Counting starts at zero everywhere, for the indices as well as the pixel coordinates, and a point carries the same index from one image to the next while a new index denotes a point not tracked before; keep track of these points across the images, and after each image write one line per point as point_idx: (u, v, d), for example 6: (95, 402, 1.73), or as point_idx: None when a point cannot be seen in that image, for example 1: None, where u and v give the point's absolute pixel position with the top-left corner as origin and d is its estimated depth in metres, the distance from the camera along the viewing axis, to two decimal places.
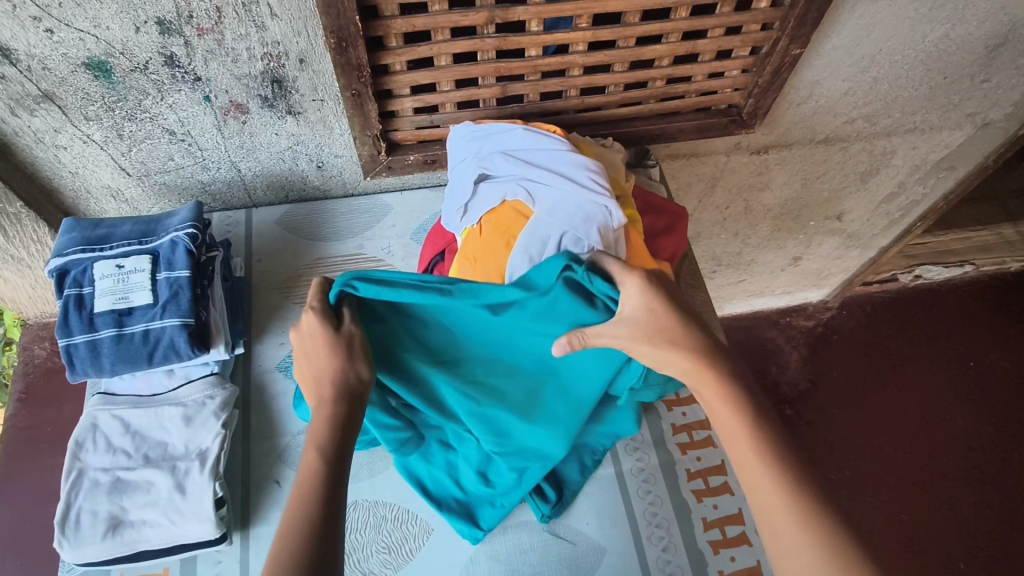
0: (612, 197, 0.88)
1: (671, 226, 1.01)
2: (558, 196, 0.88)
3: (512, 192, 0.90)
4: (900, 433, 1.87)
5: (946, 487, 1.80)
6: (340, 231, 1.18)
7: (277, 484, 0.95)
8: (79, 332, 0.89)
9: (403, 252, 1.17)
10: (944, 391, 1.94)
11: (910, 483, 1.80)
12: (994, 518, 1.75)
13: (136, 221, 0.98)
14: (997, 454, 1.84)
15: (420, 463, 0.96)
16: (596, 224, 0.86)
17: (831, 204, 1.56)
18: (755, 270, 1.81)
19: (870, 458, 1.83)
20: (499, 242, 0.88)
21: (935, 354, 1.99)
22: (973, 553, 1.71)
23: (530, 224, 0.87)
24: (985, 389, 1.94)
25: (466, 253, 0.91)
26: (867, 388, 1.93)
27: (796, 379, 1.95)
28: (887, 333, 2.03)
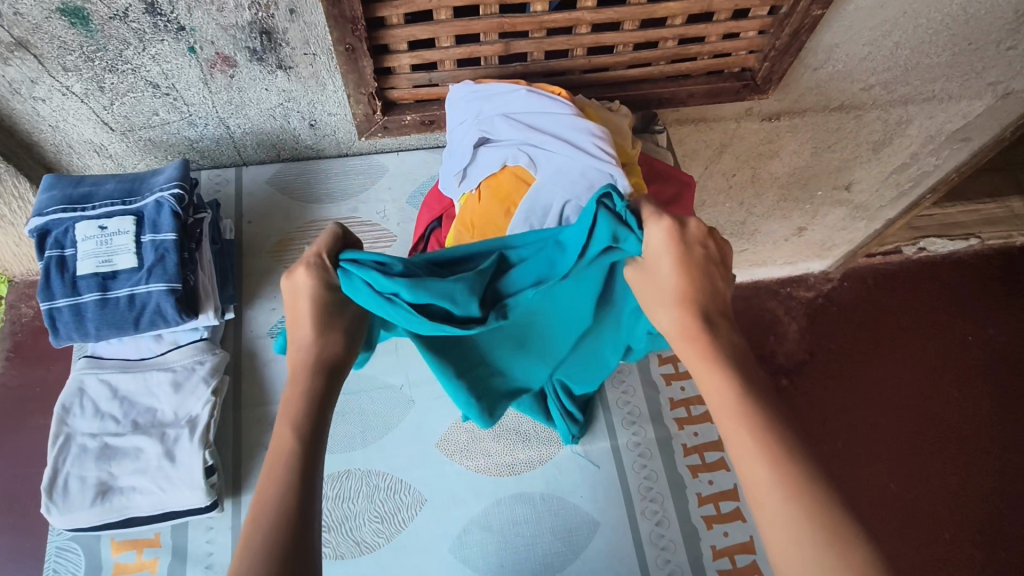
0: (618, 165, 0.83)
1: (677, 196, 0.97)
2: (561, 163, 0.84)
3: (513, 158, 0.87)
4: (895, 405, 1.87)
5: (936, 459, 1.80)
6: (332, 193, 1.14)
7: (269, 451, 0.94)
8: (62, 295, 0.86)
9: (399, 216, 1.13)
10: (941, 364, 1.93)
11: (901, 453, 1.81)
12: (984, 493, 1.76)
13: (119, 179, 0.94)
14: (990, 428, 1.85)
15: None
16: (600, 193, 0.83)
17: (841, 173, 1.52)
18: (759, 239, 1.77)
19: (863, 429, 1.83)
20: (499, 210, 0.85)
21: (934, 327, 1.98)
22: (957, 522, 1.73)
23: (533, 193, 0.84)
24: (983, 364, 1.93)
25: (464, 220, 0.88)
26: (865, 360, 1.92)
27: (794, 350, 1.94)
28: (886, 304, 2.01)
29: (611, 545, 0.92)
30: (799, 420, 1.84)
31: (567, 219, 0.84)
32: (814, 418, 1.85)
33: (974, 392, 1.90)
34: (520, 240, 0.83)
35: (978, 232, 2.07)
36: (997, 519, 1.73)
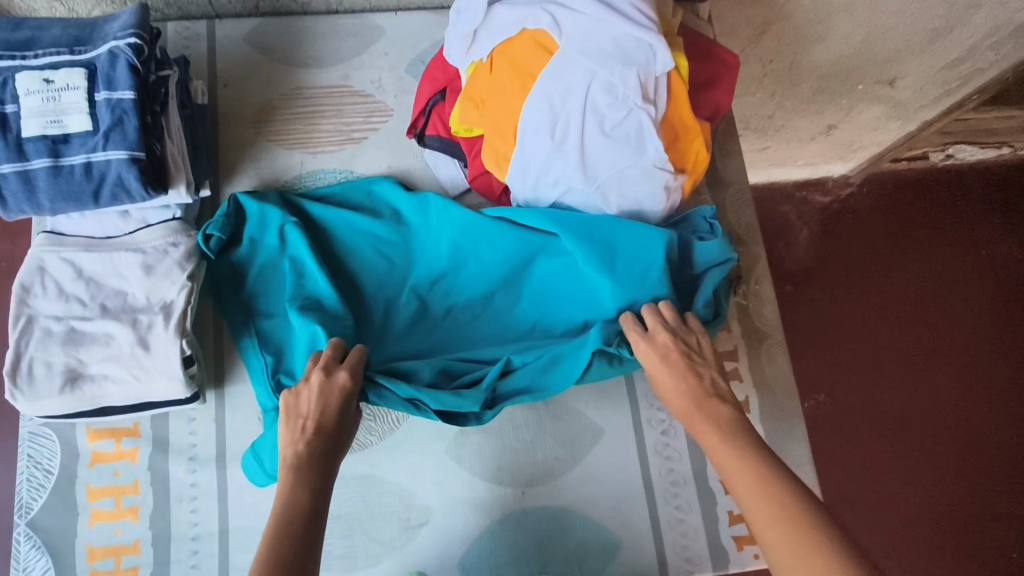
0: (660, 33, 0.70)
1: (715, 79, 0.84)
2: (590, 27, 0.72)
3: (533, 20, 0.73)
4: (899, 319, 1.72)
5: (938, 378, 1.67)
6: (319, 53, 0.99)
7: None
8: (5, 159, 0.74)
9: (396, 88, 0.99)
10: (955, 278, 1.76)
11: (903, 370, 1.67)
12: (988, 416, 1.64)
13: (67, 25, 0.81)
14: (1001, 348, 1.70)
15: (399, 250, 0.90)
16: (634, 67, 0.72)
17: (888, 65, 1.36)
18: (783, 136, 1.63)
19: (863, 342, 1.69)
20: (513, 85, 0.76)
21: (954, 240, 1.81)
22: (949, 443, 1.61)
23: (553, 65, 0.74)
24: (1001, 281, 1.78)
25: (473, 90, 0.81)
26: (877, 270, 1.75)
27: (801, 259, 1.75)
28: (907, 211, 1.82)
29: (612, 453, 0.89)
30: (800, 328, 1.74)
31: (593, 97, 0.74)
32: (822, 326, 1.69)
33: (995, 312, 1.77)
34: (536, 118, 0.76)
35: (1012, 140, 1.82)
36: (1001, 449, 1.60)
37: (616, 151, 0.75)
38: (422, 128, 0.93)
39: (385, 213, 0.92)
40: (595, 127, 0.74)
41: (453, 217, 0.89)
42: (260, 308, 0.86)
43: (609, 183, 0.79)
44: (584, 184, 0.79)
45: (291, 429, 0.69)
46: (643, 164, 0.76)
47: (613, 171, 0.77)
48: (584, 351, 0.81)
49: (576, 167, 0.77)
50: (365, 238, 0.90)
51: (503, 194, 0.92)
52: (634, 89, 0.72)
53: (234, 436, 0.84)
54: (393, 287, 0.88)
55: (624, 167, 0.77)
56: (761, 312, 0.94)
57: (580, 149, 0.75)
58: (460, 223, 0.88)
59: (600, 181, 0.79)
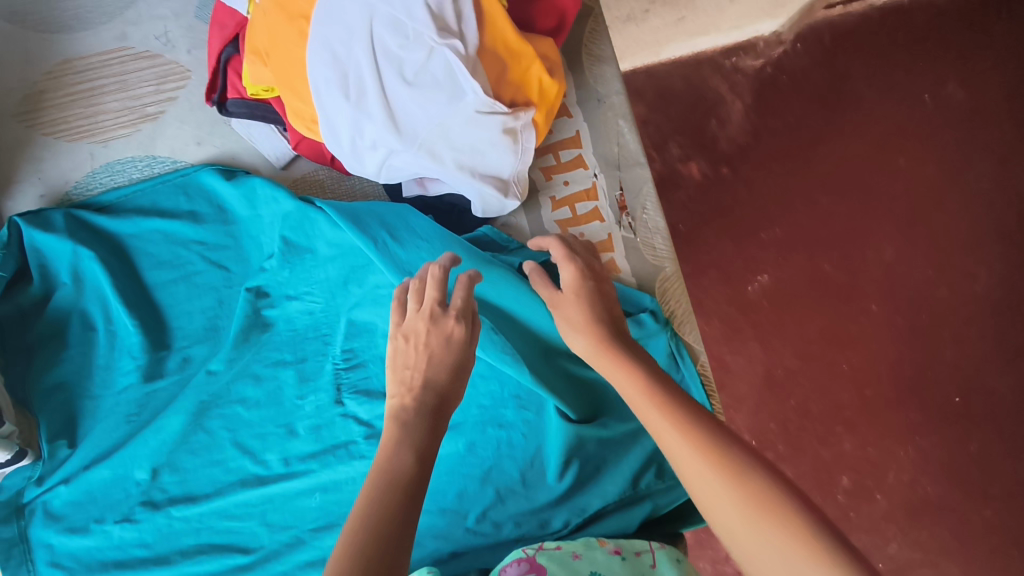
0: None
1: None
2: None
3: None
4: (895, 241, 1.51)
5: (905, 328, 1.47)
6: (88, 14, 0.81)
7: (74, 383, 0.77)
8: None
9: (188, 41, 0.82)
10: (902, 211, 1.52)
11: (859, 312, 1.47)
12: (926, 333, 1.47)
13: None
14: (930, 255, 1.50)
15: (227, 252, 0.80)
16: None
17: None
18: None
19: (799, 248, 1.50)
20: (289, 33, 0.67)
21: (879, 128, 1.54)
22: (923, 395, 1.44)
23: (329, 9, 0.65)
24: (937, 178, 1.53)
25: (258, 44, 0.70)
26: (801, 184, 1.52)
27: (736, 134, 1.53)
28: (784, 101, 1.54)
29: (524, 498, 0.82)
30: (699, 235, 1.51)
31: (381, 43, 0.65)
32: (730, 221, 1.51)
33: (931, 160, 1.54)
34: (323, 76, 0.66)
35: None
36: (1003, 335, 1.46)
37: (426, 99, 0.66)
38: (221, 93, 0.78)
39: (206, 212, 0.80)
40: (393, 74, 0.66)
41: (280, 214, 0.79)
42: (80, 351, 0.77)
43: (433, 137, 0.69)
44: (401, 146, 0.69)
45: (400, 379, 0.59)
46: (465, 109, 0.67)
47: (430, 123, 0.68)
48: (479, 488, 0.78)
49: (384, 124, 0.67)
50: (187, 248, 0.79)
51: (333, 160, 0.79)
52: (424, 24, 0.64)
53: (68, 495, 0.75)
54: (222, 302, 0.79)
55: (443, 116, 0.67)
56: (650, 243, 0.84)
57: (380, 101, 0.66)
58: (287, 222, 0.79)
59: (421, 137, 0.68)
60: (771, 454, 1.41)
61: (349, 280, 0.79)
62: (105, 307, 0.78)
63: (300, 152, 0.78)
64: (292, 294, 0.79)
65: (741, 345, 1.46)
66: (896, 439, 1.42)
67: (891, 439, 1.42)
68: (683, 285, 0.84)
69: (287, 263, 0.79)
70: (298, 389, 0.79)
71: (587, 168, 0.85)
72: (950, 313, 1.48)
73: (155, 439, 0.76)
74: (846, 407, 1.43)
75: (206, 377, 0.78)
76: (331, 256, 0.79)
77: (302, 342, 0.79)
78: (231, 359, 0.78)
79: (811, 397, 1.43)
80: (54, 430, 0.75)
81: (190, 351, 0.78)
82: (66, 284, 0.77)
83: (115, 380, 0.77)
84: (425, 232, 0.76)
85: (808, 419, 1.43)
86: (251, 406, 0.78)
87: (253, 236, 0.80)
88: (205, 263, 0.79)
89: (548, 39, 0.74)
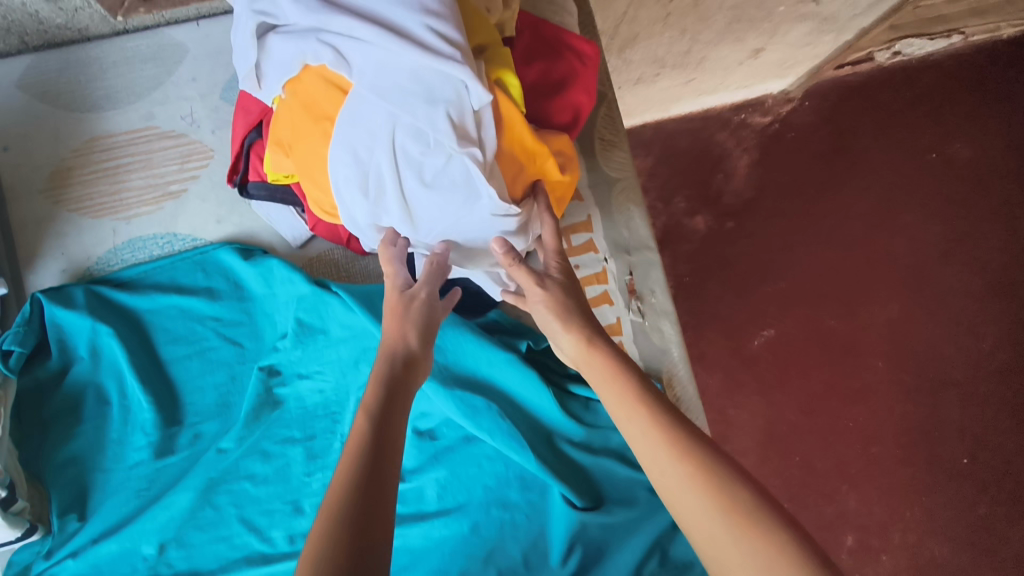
0: (467, 66, 0.58)
1: (566, 79, 0.76)
2: (380, 62, 0.59)
3: (313, 55, 0.60)
4: (905, 298, 1.49)
5: (913, 387, 1.45)
6: (115, 95, 0.84)
7: (86, 457, 0.78)
8: None
9: (212, 121, 0.85)
10: (910, 267, 1.51)
11: (865, 369, 1.46)
12: (934, 392, 1.45)
13: None
14: (939, 312, 1.48)
15: (242, 330, 0.82)
16: (442, 106, 0.59)
17: (736, 33, 1.27)
18: (708, 65, 1.36)
19: (804, 302, 1.50)
20: (311, 133, 0.64)
21: (886, 184, 1.54)
22: (931, 456, 1.42)
23: (348, 108, 0.62)
24: (946, 235, 1.52)
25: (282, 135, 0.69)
26: (806, 240, 1.52)
27: (741, 188, 1.54)
28: (792, 156, 1.55)
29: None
30: (702, 288, 1.50)
31: (401, 147, 0.62)
32: (735, 276, 1.51)
33: (937, 216, 1.52)
34: (342, 173, 0.64)
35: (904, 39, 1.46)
36: (1015, 397, 1.43)
37: (443, 202, 0.65)
38: (243, 174, 0.79)
39: (222, 289, 0.82)
40: (412, 178, 0.64)
41: (296, 295, 0.80)
42: (94, 424, 0.78)
43: (446, 232, 0.69)
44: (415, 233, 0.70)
45: None
46: (478, 215, 0.66)
47: (444, 223, 0.67)
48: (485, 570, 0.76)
49: (400, 218, 0.67)
50: (203, 325, 0.81)
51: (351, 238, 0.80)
52: (443, 138, 0.59)
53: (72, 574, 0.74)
54: (235, 378, 0.81)
55: (457, 217, 0.67)
56: (658, 327, 0.85)
57: (398, 202, 0.65)
58: (301, 304, 0.80)
59: (434, 232, 0.69)
60: None
61: (360, 360, 0.80)
62: (121, 382, 0.79)
63: (317, 232, 0.80)
64: (304, 374, 0.81)
65: (743, 399, 1.45)
66: (902, 500, 1.40)
67: (897, 500, 1.40)
68: (689, 370, 0.85)
69: (301, 343, 0.80)
70: (306, 465, 0.79)
71: (597, 251, 0.86)
72: (961, 373, 1.45)
73: (163, 515, 0.76)
74: (851, 465, 1.42)
75: (216, 455, 0.78)
76: (343, 337, 0.80)
77: (312, 419, 0.80)
78: (243, 437, 0.79)
79: (815, 454, 1.42)
80: (64, 504, 0.76)
81: (202, 427, 0.80)
82: (84, 359, 0.79)
83: (127, 454, 0.78)
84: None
85: (811, 475, 1.41)
86: (260, 481, 0.78)
87: (269, 316, 0.82)
88: (221, 341, 0.81)
89: (564, 135, 0.72)
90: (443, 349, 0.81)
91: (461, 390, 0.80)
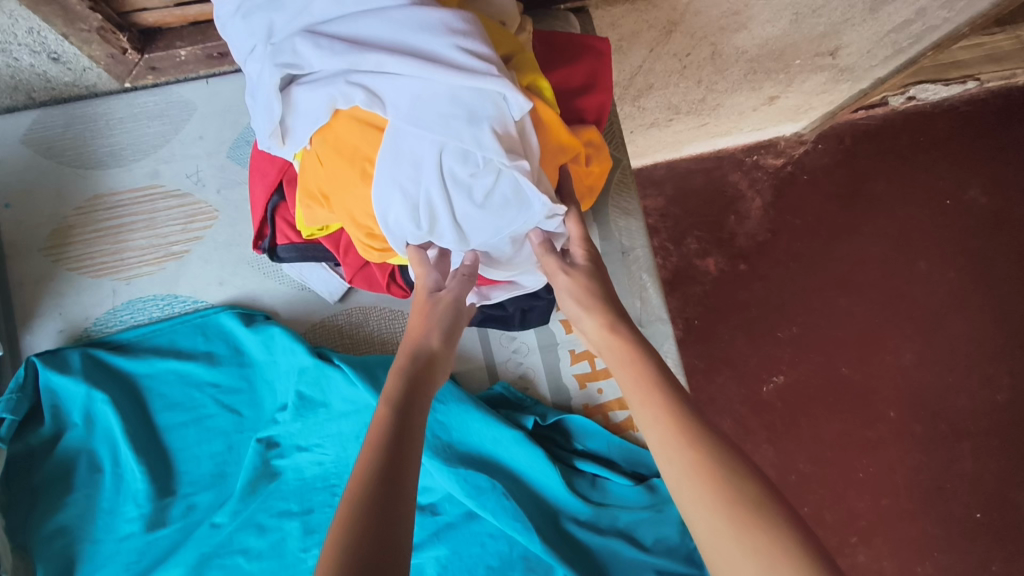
0: (504, 77, 0.55)
1: (591, 78, 0.76)
2: (414, 92, 0.56)
3: (344, 97, 0.57)
4: (920, 346, 1.44)
5: (927, 439, 1.40)
6: (120, 152, 0.83)
7: (74, 527, 0.75)
8: None
9: (218, 180, 0.83)
10: (926, 314, 1.45)
11: (878, 419, 1.41)
12: (947, 444, 1.40)
13: None
14: (956, 361, 1.43)
15: (241, 398, 0.79)
16: (485, 124, 0.56)
17: (752, 80, 1.25)
18: (722, 111, 1.34)
19: (818, 349, 1.43)
20: (350, 175, 0.62)
21: (902, 227, 1.48)
22: (944, 508, 1.38)
23: (390, 142, 0.58)
24: (966, 281, 1.46)
25: (312, 186, 0.68)
26: (821, 285, 1.45)
27: (755, 230, 1.47)
28: (805, 194, 1.49)
29: None
30: (714, 332, 1.43)
31: (449, 172, 0.59)
32: (749, 321, 1.44)
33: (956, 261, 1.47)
34: (392, 210, 0.62)
35: (918, 84, 1.44)
36: None
37: (497, 216, 0.63)
38: (270, 239, 0.78)
39: (222, 355, 0.80)
40: (465, 201, 0.61)
41: (297, 367, 0.78)
42: (85, 492, 0.76)
43: (500, 241, 0.66)
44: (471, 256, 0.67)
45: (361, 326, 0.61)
46: (530, 217, 0.64)
47: (498, 233, 0.65)
48: None
49: (457, 240, 0.65)
50: (201, 392, 0.78)
51: (389, 285, 0.78)
52: (494, 155, 0.57)
53: None
54: (232, 447, 0.78)
55: (512, 227, 0.64)
56: None
57: (454, 228, 0.63)
58: (303, 377, 0.78)
59: (489, 244, 0.66)
60: None
61: (361, 436, 0.77)
62: (115, 449, 0.77)
63: (354, 284, 0.79)
64: (304, 447, 0.78)
65: (753, 447, 1.40)
66: (914, 553, 1.37)
67: (908, 552, 1.37)
68: None
69: (300, 416, 0.78)
70: (303, 540, 0.76)
71: None
72: (976, 424, 1.41)
73: None
74: (862, 517, 1.37)
75: (209, 530, 0.75)
76: (344, 412, 0.77)
77: (310, 493, 0.78)
78: (238, 511, 0.76)
79: (825, 505, 1.38)
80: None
81: (196, 498, 0.77)
82: (77, 425, 0.76)
83: (117, 524, 0.75)
84: (443, 394, 0.81)
85: (820, 526, 1.37)
86: (254, 558, 0.75)
87: (269, 386, 0.79)
88: (219, 409, 0.78)
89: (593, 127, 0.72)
90: (447, 425, 0.80)
91: (465, 469, 0.77)
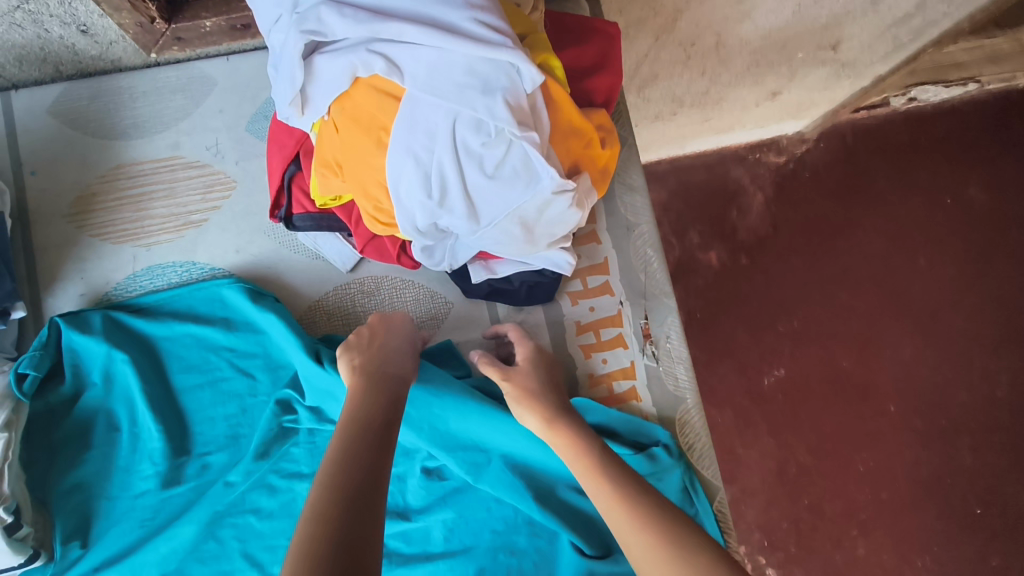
0: (518, 48, 0.58)
1: (601, 60, 0.79)
2: (432, 62, 0.58)
3: (365, 66, 0.59)
4: (919, 341, 1.45)
5: (925, 433, 1.41)
6: (142, 124, 0.86)
7: (91, 484, 0.77)
8: None
9: (237, 152, 0.86)
10: (925, 309, 1.46)
11: (878, 414, 1.42)
12: (945, 438, 1.42)
13: None
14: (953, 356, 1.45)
15: (256, 363, 0.81)
16: (499, 94, 0.59)
17: None
18: (726, 103, 1.37)
19: (819, 343, 1.43)
20: (366, 144, 0.64)
21: (904, 224, 1.48)
22: (941, 500, 1.39)
23: (406, 111, 0.61)
24: (964, 279, 1.47)
25: (327, 155, 0.70)
26: (824, 280, 1.44)
27: (757, 225, 1.45)
28: (807, 187, 1.46)
29: None
30: (716, 323, 1.44)
31: (461, 142, 0.62)
32: (750, 313, 1.44)
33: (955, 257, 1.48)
34: (404, 178, 0.64)
35: (922, 86, 1.47)
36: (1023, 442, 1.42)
37: (506, 190, 0.64)
38: (286, 207, 0.80)
39: (238, 322, 0.82)
40: (475, 172, 0.63)
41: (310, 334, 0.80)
42: (102, 451, 0.78)
43: (507, 220, 0.68)
44: (475, 230, 0.69)
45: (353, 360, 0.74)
46: (538, 194, 0.65)
47: (506, 209, 0.66)
48: None
49: (466, 215, 0.66)
50: (217, 355, 0.81)
51: (400, 256, 0.80)
52: (506, 124, 0.59)
53: None
54: (247, 410, 0.80)
55: (520, 204, 0.66)
56: (673, 371, 0.85)
57: (463, 199, 0.64)
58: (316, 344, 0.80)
59: (497, 221, 0.68)
60: (782, 555, 1.36)
61: None
62: (132, 409, 0.79)
63: (365, 255, 0.81)
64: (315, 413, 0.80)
65: (753, 437, 1.40)
66: (912, 546, 1.37)
67: (907, 546, 1.37)
68: (703, 418, 0.85)
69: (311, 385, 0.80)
70: None
71: (613, 294, 0.87)
72: (971, 417, 1.43)
73: (166, 547, 0.75)
74: (862, 511, 1.37)
75: (223, 488, 0.77)
76: None
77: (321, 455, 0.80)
78: (251, 472, 0.78)
79: (826, 497, 1.38)
80: (67, 531, 0.75)
81: (210, 458, 0.79)
82: (96, 384, 0.79)
83: (132, 482, 0.77)
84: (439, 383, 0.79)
85: (821, 518, 1.37)
86: (266, 515, 0.78)
87: (281, 356, 0.82)
88: (235, 373, 0.81)
89: (603, 111, 0.74)
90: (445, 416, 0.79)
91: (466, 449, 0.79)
